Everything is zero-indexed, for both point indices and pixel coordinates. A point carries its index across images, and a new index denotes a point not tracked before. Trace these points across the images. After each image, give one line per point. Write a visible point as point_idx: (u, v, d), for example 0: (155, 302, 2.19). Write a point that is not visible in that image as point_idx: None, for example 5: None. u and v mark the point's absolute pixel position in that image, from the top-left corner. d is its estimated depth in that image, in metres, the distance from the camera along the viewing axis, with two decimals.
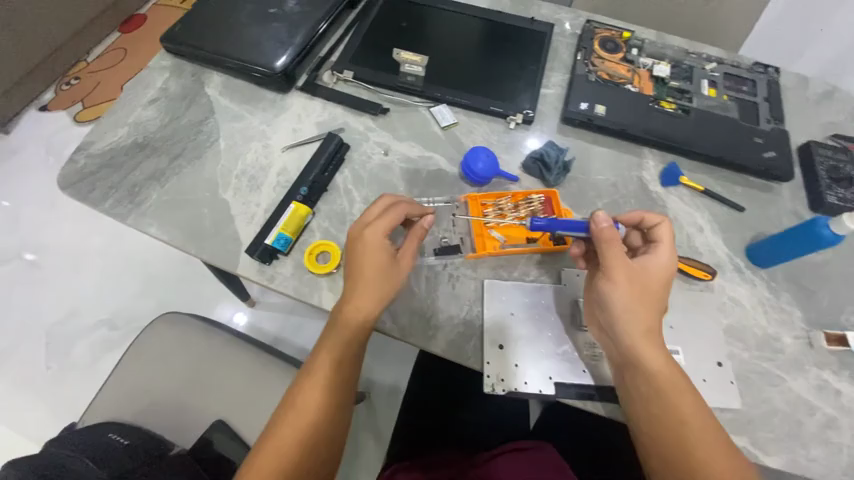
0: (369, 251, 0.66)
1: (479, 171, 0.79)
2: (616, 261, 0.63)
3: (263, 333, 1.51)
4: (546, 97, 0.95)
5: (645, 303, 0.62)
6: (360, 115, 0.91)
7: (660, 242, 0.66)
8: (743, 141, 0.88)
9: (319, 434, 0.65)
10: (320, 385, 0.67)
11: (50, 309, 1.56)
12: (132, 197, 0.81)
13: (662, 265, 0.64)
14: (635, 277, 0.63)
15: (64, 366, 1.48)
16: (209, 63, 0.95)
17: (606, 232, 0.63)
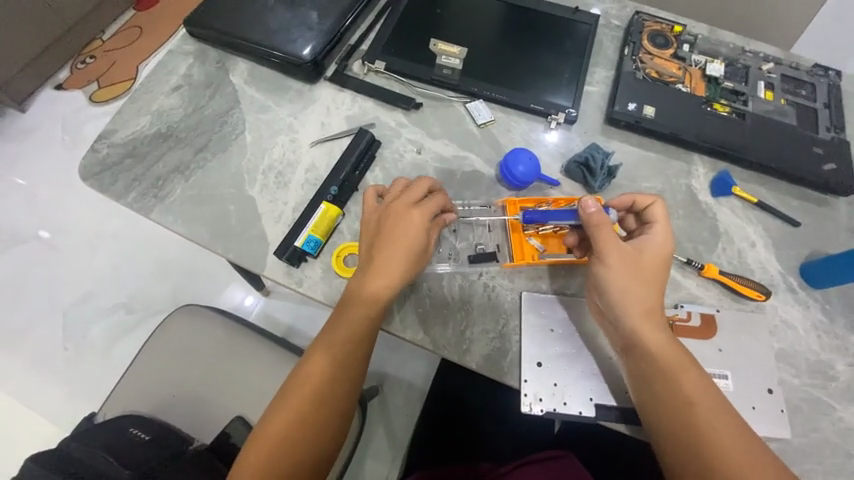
0: (397, 232, 0.64)
1: (519, 174, 0.75)
2: (610, 243, 0.61)
3: (277, 323, 1.50)
4: (589, 94, 0.89)
5: (642, 283, 0.61)
6: (392, 110, 0.86)
7: (655, 223, 0.65)
8: (801, 151, 0.82)
9: (325, 407, 0.65)
10: (329, 360, 0.65)
11: (67, 291, 1.56)
12: (156, 190, 0.78)
13: (655, 245, 0.63)
14: (628, 258, 0.61)
15: (81, 348, 1.49)
16: (233, 49, 0.90)
17: (597, 214, 0.62)
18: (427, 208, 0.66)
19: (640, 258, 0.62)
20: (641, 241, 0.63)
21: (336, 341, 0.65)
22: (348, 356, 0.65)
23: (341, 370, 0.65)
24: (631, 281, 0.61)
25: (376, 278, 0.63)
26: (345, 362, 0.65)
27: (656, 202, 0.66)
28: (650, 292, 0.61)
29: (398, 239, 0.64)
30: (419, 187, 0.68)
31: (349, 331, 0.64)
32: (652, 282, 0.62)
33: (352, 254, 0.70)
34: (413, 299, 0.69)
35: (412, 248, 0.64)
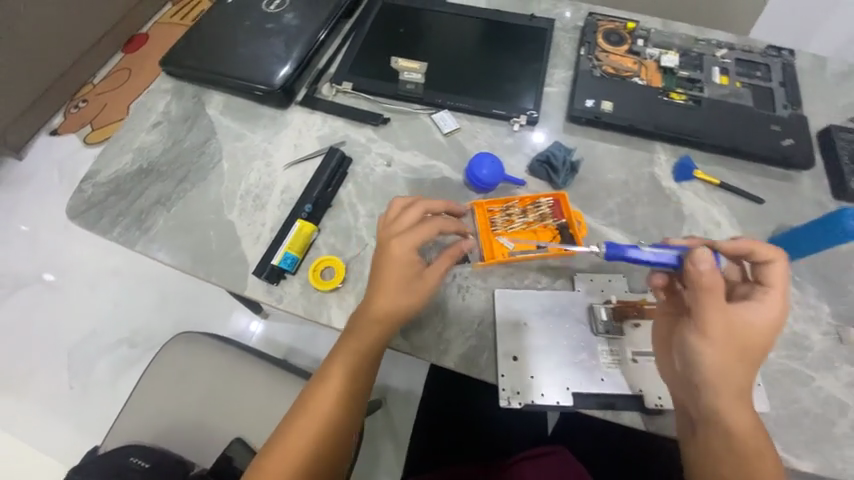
0: (399, 261, 0.64)
1: (484, 177, 0.78)
2: (712, 311, 0.54)
3: (276, 345, 1.52)
4: (549, 95, 0.92)
5: (739, 355, 0.55)
6: (361, 126, 0.89)
7: (771, 288, 0.57)
8: (759, 130, 0.85)
9: (331, 437, 0.65)
10: (334, 392, 0.66)
11: (70, 329, 1.59)
12: (140, 223, 0.81)
13: (767, 314, 0.55)
14: (731, 327, 0.54)
15: (87, 386, 1.51)
16: (208, 83, 0.95)
17: (707, 274, 0.54)
18: (422, 235, 0.65)
19: (742, 327, 0.55)
20: (754, 307, 0.56)
21: (340, 372, 0.66)
22: (352, 385, 0.67)
23: (345, 400, 0.66)
24: (728, 351, 0.54)
25: (379, 309, 0.64)
26: (350, 392, 0.67)
27: (779, 262, 0.57)
28: (747, 363, 0.55)
29: (398, 269, 0.64)
30: (417, 211, 0.68)
31: (354, 360, 0.66)
32: (752, 354, 0.55)
33: (327, 267, 0.73)
34: None
35: (411, 276, 0.64)
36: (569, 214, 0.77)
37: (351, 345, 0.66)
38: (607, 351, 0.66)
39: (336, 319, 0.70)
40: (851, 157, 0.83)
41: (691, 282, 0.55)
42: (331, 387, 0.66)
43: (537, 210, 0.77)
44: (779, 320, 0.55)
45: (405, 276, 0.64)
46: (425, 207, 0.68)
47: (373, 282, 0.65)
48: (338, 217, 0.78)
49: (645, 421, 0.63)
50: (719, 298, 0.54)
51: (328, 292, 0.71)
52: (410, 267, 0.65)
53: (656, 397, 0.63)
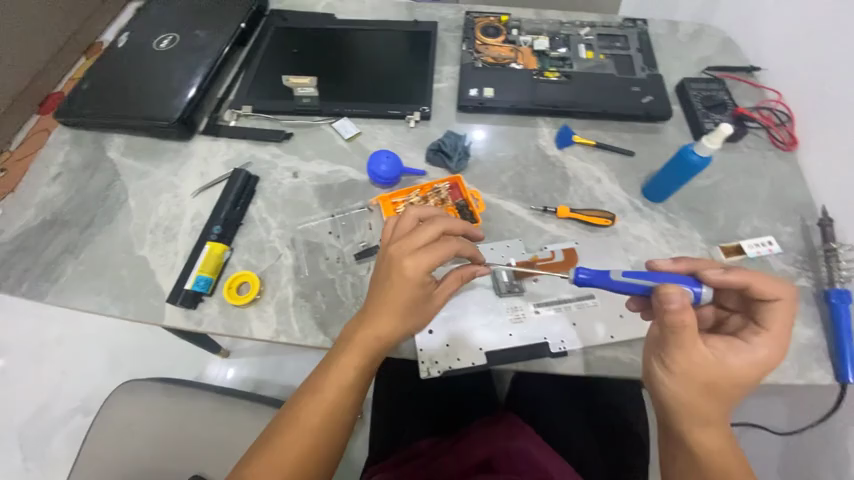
0: (403, 281, 0.63)
1: (383, 172, 0.83)
2: (693, 352, 0.53)
3: (242, 381, 1.40)
4: (440, 91, 1.00)
5: (720, 391, 0.54)
6: (266, 145, 0.93)
7: (767, 332, 0.56)
8: (622, 93, 0.95)
9: (316, 455, 0.62)
10: (326, 406, 0.63)
11: (13, 411, 1.39)
12: (49, 275, 0.80)
13: (752, 353, 0.54)
14: (710, 366, 0.53)
15: (44, 467, 1.33)
16: (106, 127, 0.95)
17: (684, 312, 0.51)
18: (434, 260, 0.64)
19: (725, 365, 0.53)
20: (742, 347, 0.55)
21: (336, 386, 0.64)
22: (347, 399, 0.65)
23: (339, 415, 0.64)
24: (703, 386, 0.54)
25: (380, 325, 0.64)
26: (344, 407, 0.64)
27: (782, 300, 0.56)
28: (728, 390, 0.54)
29: (403, 291, 0.64)
30: (434, 228, 0.66)
31: (350, 374, 0.64)
32: (733, 388, 0.54)
33: (243, 281, 0.76)
34: (310, 307, 0.74)
35: (416, 298, 0.65)
36: (466, 194, 0.83)
37: (353, 357, 0.64)
38: (511, 308, 0.73)
39: (257, 330, 0.72)
40: (702, 103, 0.95)
41: (666, 322, 0.52)
42: (324, 399, 0.63)
43: (437, 195, 0.83)
44: (770, 360, 0.55)
45: (408, 297, 0.64)
46: (442, 227, 0.66)
47: (377, 300, 0.65)
48: (251, 233, 0.81)
49: (552, 364, 0.70)
50: (696, 339, 0.53)
51: (246, 305, 0.74)
52: (420, 288, 0.64)
53: (559, 340, 0.71)
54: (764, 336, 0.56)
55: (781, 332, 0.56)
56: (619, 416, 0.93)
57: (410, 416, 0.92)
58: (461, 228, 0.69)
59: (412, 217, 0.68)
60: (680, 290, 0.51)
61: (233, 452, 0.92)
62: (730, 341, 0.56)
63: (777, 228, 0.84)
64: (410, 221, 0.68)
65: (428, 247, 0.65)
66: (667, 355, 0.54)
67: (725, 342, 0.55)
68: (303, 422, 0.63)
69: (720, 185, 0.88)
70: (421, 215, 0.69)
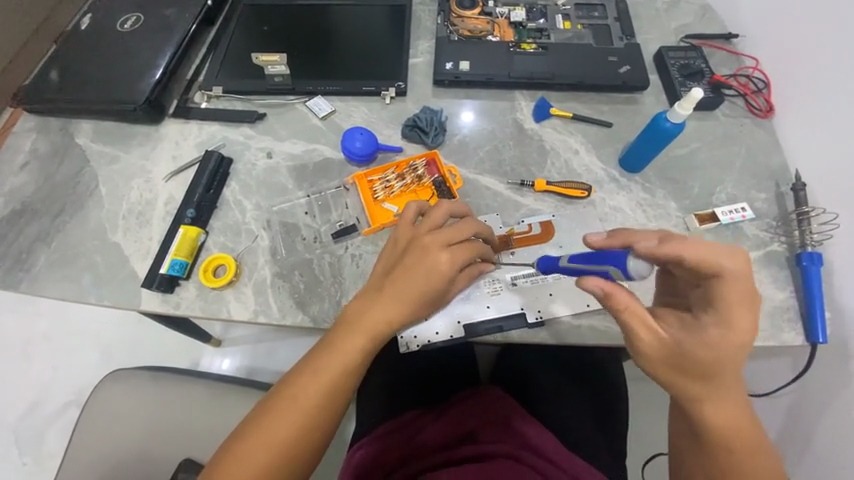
0: (430, 273, 0.62)
1: (358, 150, 0.83)
2: (644, 336, 0.53)
3: (235, 369, 1.40)
4: (416, 66, 0.97)
5: (694, 375, 0.52)
6: (238, 126, 0.91)
7: (720, 304, 0.50)
8: (598, 63, 0.93)
9: (310, 435, 0.62)
10: (323, 388, 0.63)
11: (9, 405, 1.39)
12: (21, 264, 0.79)
13: (700, 332, 0.51)
14: (665, 347, 0.53)
15: (42, 458, 1.33)
16: (73, 113, 0.92)
17: (608, 295, 0.53)
18: (459, 256, 0.64)
19: (683, 348, 0.52)
20: (689, 324, 0.53)
21: (334, 369, 0.64)
22: (344, 382, 0.64)
23: (333, 396, 0.64)
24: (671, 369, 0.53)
25: (393, 312, 0.63)
26: (340, 390, 0.64)
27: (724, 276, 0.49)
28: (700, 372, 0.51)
29: (426, 284, 0.63)
30: (466, 228, 0.66)
31: (352, 359, 0.64)
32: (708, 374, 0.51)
33: (219, 264, 0.76)
34: (288, 287, 0.74)
35: (434, 290, 0.64)
36: (443, 170, 0.83)
37: (357, 342, 0.64)
38: (490, 281, 0.74)
39: (236, 311, 0.73)
40: (680, 71, 0.94)
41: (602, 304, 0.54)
42: (322, 380, 0.63)
43: (413, 172, 0.82)
44: (737, 342, 0.50)
45: (429, 291, 0.63)
46: (474, 230, 0.66)
47: (396, 286, 0.63)
48: (226, 216, 0.81)
49: (529, 334, 0.71)
50: (644, 322, 0.53)
51: (223, 288, 0.74)
52: (443, 281, 0.64)
53: (536, 311, 0.72)
54: (721, 321, 0.50)
55: (738, 310, 0.50)
56: (602, 385, 0.95)
57: (397, 389, 0.94)
58: (486, 232, 0.69)
59: (446, 210, 0.68)
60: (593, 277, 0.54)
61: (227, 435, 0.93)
62: (686, 321, 0.53)
63: (752, 194, 0.85)
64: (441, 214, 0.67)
65: (456, 246, 0.64)
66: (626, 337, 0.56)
67: (682, 323, 0.53)
68: (296, 401, 0.62)
69: (697, 153, 0.89)
70: (453, 210, 0.68)
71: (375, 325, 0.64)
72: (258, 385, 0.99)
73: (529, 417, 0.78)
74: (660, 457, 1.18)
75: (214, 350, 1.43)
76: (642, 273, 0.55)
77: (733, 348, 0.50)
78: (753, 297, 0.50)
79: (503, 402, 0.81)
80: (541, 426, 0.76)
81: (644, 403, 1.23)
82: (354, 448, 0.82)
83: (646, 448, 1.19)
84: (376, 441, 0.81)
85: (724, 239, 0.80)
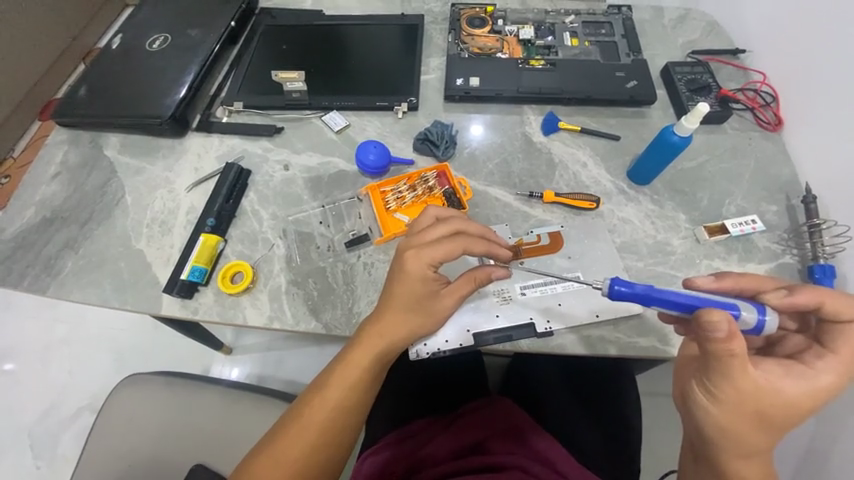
0: (413, 288, 0.64)
1: (370, 162, 0.86)
2: (749, 384, 0.49)
3: (245, 376, 1.42)
4: (427, 82, 1.01)
5: (768, 418, 0.50)
6: (257, 140, 0.95)
7: (836, 354, 0.51)
8: (606, 78, 0.95)
9: (317, 454, 0.64)
10: (329, 404, 0.65)
11: (27, 408, 1.42)
12: (50, 269, 0.83)
13: (813, 380, 0.50)
14: (764, 393, 0.49)
15: (55, 462, 1.36)
16: (103, 127, 0.97)
17: (733, 342, 0.46)
18: (431, 256, 0.63)
19: (781, 393, 0.49)
20: (802, 372, 0.51)
21: (339, 385, 0.66)
22: (350, 404, 0.66)
23: (341, 420, 0.66)
24: (754, 415, 0.50)
25: (386, 330, 0.66)
26: (346, 411, 0.66)
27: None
28: (779, 420, 0.50)
29: (411, 300, 0.64)
30: (452, 244, 0.63)
31: (356, 375, 0.66)
32: (779, 420, 0.50)
33: (237, 271, 0.78)
34: (302, 294, 0.76)
35: (421, 304, 0.65)
36: (453, 181, 0.85)
37: (361, 358, 0.66)
38: (499, 290, 0.75)
39: (251, 317, 0.75)
40: (687, 86, 0.96)
41: (712, 348, 0.48)
42: (327, 402, 0.65)
43: (424, 183, 0.84)
44: (833, 387, 0.51)
45: (414, 305, 0.65)
46: (462, 246, 0.63)
47: (388, 303, 0.65)
48: (244, 225, 0.84)
49: (538, 343, 0.72)
50: (750, 371, 0.48)
51: (240, 294, 0.77)
52: (421, 284, 0.64)
53: (545, 321, 0.72)
54: (831, 366, 0.51)
55: (849, 355, 0.51)
56: (614, 398, 0.93)
57: (406, 398, 0.94)
58: (481, 247, 0.65)
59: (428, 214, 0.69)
60: (722, 311, 0.47)
61: (237, 440, 0.94)
62: (789, 367, 0.51)
63: (762, 206, 0.85)
64: (425, 224, 0.68)
65: (440, 263, 0.63)
66: (713, 374, 0.50)
67: (782, 367, 0.51)
68: (305, 427, 0.64)
69: (705, 166, 0.89)
70: (440, 215, 0.69)
71: (371, 345, 0.66)
72: (268, 391, 0.99)
73: (542, 435, 0.77)
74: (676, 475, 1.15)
75: (225, 358, 1.45)
76: (769, 330, 0.53)
77: (826, 397, 0.51)
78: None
79: (526, 422, 0.79)
80: (562, 449, 0.75)
81: (658, 419, 1.20)
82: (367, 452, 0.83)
83: (661, 466, 1.15)
84: (387, 447, 0.82)
85: (734, 251, 0.80)
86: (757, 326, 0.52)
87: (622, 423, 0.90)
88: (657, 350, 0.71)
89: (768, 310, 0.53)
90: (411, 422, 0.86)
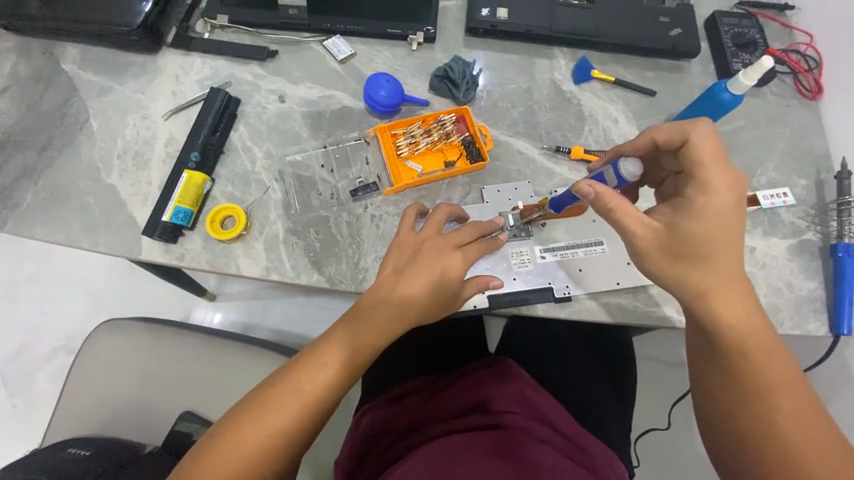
0: (449, 274, 0.60)
1: (382, 99, 0.75)
2: (645, 230, 0.54)
3: (232, 324, 1.37)
4: (447, 10, 0.87)
5: (705, 258, 0.53)
6: (247, 64, 0.81)
7: (699, 172, 0.53)
8: (649, 23, 0.84)
9: (317, 416, 0.57)
10: (333, 361, 0.59)
11: None
12: (5, 201, 0.72)
13: (694, 204, 0.53)
14: (677, 236, 0.53)
15: (31, 401, 1.31)
16: (57, 34, 0.81)
17: (606, 197, 0.54)
18: (469, 255, 0.62)
19: (682, 229, 0.53)
20: (684, 203, 0.54)
21: (345, 342, 0.60)
22: (356, 369, 0.60)
23: (338, 391, 0.59)
24: (684, 262, 0.53)
25: (407, 293, 0.59)
26: (341, 384, 0.59)
27: (694, 140, 0.53)
28: (724, 266, 0.53)
29: (429, 283, 0.59)
30: (481, 248, 0.64)
31: (367, 337, 0.60)
32: (718, 258, 0.53)
33: (228, 215, 0.70)
34: (302, 245, 0.69)
35: (441, 296, 0.60)
36: (473, 128, 0.76)
37: (374, 316, 0.60)
38: (517, 253, 0.70)
39: (245, 267, 0.68)
40: (733, 40, 0.87)
41: (597, 212, 0.56)
42: (330, 358, 0.59)
43: (441, 127, 0.76)
44: (728, 207, 0.52)
45: (433, 293, 0.60)
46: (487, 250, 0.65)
47: (400, 281, 0.60)
48: (234, 164, 0.74)
49: (555, 308, 0.69)
50: (639, 217, 0.54)
51: (232, 241, 0.69)
52: (458, 273, 0.60)
53: (564, 286, 0.69)
54: (703, 188, 0.53)
55: (711, 168, 0.53)
56: (614, 361, 0.94)
57: (407, 355, 0.93)
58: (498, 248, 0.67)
59: (457, 210, 0.68)
60: (583, 179, 0.56)
61: (226, 391, 0.90)
62: (677, 205, 0.54)
63: (792, 180, 0.81)
64: (441, 221, 0.64)
65: (465, 266, 0.62)
66: (626, 241, 0.56)
67: (669, 206, 0.55)
68: (301, 392, 0.57)
69: (740, 131, 0.84)
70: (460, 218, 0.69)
71: (387, 302, 0.60)
72: (258, 342, 0.95)
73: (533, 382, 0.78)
74: (652, 432, 1.21)
75: (209, 303, 1.39)
76: (635, 175, 0.58)
77: (734, 217, 0.53)
78: (723, 154, 0.53)
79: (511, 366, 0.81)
80: (559, 406, 0.75)
81: (643, 380, 1.25)
82: (363, 410, 0.82)
83: (640, 424, 1.22)
84: (386, 403, 0.81)
85: (760, 224, 0.77)
86: (618, 178, 0.60)
87: (617, 385, 0.91)
88: (675, 319, 0.69)
89: (621, 161, 0.59)
90: (405, 383, 0.86)
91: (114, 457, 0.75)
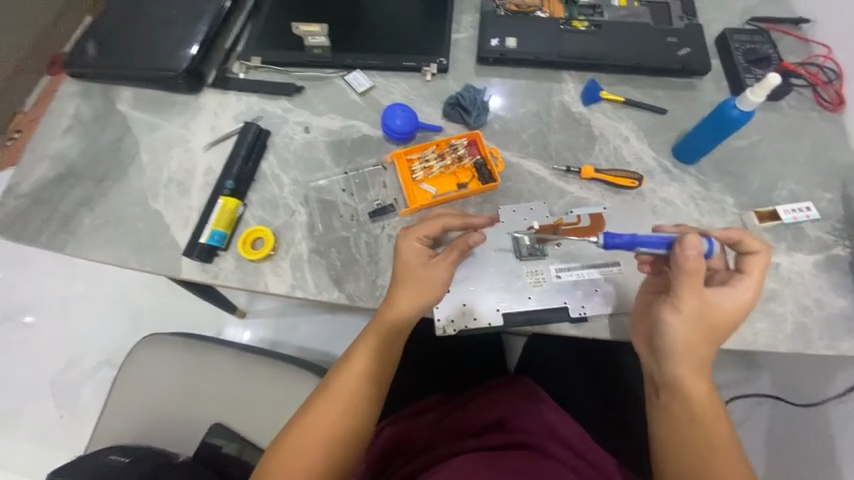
0: (409, 262, 0.64)
1: (398, 127, 0.81)
2: (692, 299, 0.56)
3: (260, 340, 1.44)
4: (459, 42, 0.93)
5: (711, 331, 0.57)
6: (277, 99, 0.89)
7: (748, 275, 0.59)
8: (657, 44, 0.87)
9: (356, 416, 0.63)
10: (366, 370, 0.65)
11: (50, 360, 1.46)
12: (67, 226, 0.81)
13: (741, 295, 0.58)
14: (703, 306, 0.57)
15: (76, 412, 1.41)
16: (115, 80, 0.92)
17: (693, 266, 0.55)
18: (420, 235, 0.65)
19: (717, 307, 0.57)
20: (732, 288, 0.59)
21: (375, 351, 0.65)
22: (378, 368, 0.65)
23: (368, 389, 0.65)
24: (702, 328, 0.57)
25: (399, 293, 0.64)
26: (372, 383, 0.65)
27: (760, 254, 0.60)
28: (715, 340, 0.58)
29: (408, 278, 0.64)
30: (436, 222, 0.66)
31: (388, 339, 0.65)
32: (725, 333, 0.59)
33: (257, 237, 0.76)
34: (324, 264, 0.74)
35: (417, 280, 0.64)
36: (485, 151, 0.80)
37: (388, 320, 0.65)
38: (532, 272, 0.72)
39: (272, 284, 0.73)
40: (745, 56, 0.87)
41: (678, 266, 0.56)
42: (363, 366, 0.65)
43: (454, 152, 0.80)
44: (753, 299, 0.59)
45: (418, 287, 0.64)
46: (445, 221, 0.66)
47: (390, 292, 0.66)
48: (263, 190, 0.80)
49: (569, 327, 0.69)
50: (696, 288, 0.56)
51: (261, 261, 0.74)
52: (418, 259, 0.64)
53: (579, 305, 0.70)
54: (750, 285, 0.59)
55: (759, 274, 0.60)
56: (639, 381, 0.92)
57: (425, 372, 0.95)
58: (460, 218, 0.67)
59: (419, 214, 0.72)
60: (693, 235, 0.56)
61: (254, 404, 0.95)
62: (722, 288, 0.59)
63: (816, 194, 0.79)
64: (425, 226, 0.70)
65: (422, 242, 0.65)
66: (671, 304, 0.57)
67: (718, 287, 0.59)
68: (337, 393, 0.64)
69: (758, 146, 0.83)
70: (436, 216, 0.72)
71: (394, 308, 0.65)
72: (283, 357, 0.99)
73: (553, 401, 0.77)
74: None
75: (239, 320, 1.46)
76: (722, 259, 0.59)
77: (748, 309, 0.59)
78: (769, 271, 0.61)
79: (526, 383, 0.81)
80: (580, 428, 0.74)
81: None
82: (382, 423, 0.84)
83: None
84: (404, 418, 0.83)
85: (783, 239, 0.75)
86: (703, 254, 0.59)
87: (640, 406, 0.89)
88: None
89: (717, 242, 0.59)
90: (427, 398, 0.87)
91: (150, 464, 0.80)
